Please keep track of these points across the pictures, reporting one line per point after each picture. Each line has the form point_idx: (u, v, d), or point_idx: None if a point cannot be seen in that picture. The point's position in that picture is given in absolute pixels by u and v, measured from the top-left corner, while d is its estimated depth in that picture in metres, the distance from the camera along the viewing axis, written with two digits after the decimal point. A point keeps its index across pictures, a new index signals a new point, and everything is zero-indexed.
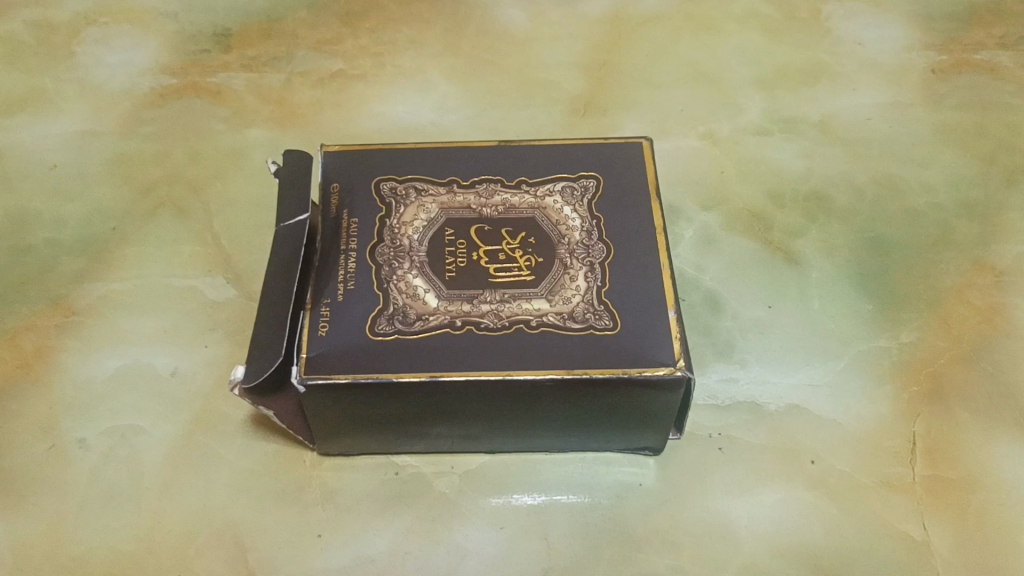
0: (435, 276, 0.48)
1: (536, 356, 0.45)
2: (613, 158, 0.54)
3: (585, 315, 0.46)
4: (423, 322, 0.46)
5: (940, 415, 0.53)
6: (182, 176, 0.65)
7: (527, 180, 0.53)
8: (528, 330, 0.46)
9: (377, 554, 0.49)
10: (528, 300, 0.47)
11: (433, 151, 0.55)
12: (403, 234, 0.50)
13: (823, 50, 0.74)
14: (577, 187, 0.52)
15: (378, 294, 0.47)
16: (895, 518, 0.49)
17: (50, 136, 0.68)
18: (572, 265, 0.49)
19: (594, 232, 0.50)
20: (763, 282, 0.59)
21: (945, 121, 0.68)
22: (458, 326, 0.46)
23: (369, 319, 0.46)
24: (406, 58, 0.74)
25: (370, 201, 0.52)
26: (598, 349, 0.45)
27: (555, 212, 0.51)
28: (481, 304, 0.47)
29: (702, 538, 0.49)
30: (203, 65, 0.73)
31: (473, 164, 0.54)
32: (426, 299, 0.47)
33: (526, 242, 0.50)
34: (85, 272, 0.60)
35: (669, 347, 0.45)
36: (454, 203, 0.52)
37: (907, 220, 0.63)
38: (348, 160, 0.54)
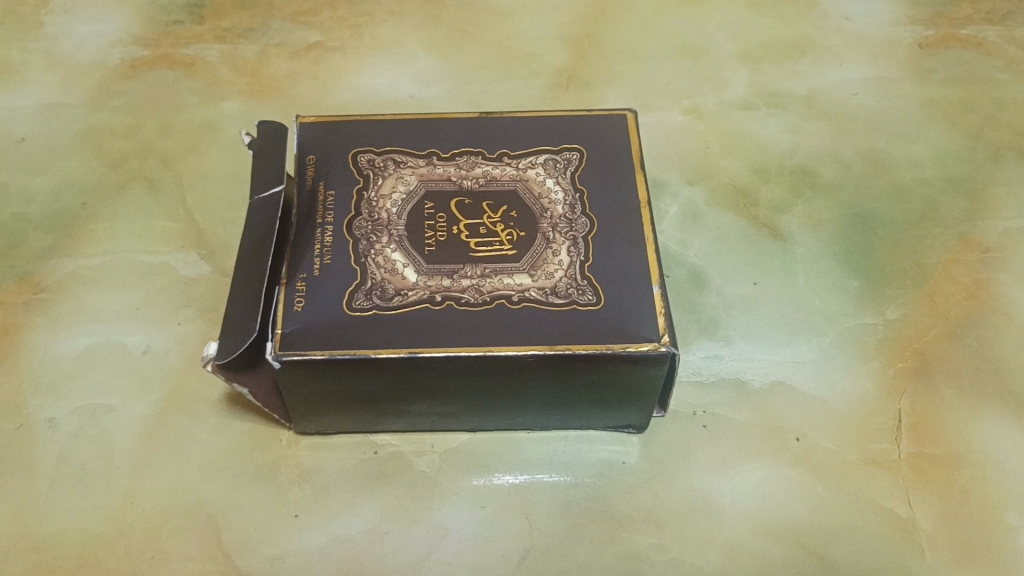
0: (414, 250, 0.47)
1: (518, 332, 0.44)
2: (596, 130, 0.53)
3: (568, 290, 0.45)
4: (402, 297, 0.45)
5: (925, 391, 0.53)
6: (154, 149, 0.64)
7: (508, 152, 0.52)
8: (509, 305, 0.45)
9: (356, 535, 0.47)
10: (509, 275, 0.46)
11: (412, 122, 0.53)
12: (381, 207, 0.49)
13: (809, 25, 0.73)
14: (560, 160, 0.51)
15: (356, 269, 0.46)
16: (881, 496, 0.49)
17: (17, 108, 0.66)
18: (554, 239, 0.48)
19: (576, 205, 0.49)
20: (749, 258, 0.58)
21: (931, 97, 0.68)
22: (438, 302, 0.45)
23: (346, 294, 0.45)
24: (385, 30, 0.72)
25: (347, 173, 0.50)
26: (581, 324, 0.44)
27: (537, 184, 0.50)
28: (461, 278, 0.46)
29: (686, 516, 0.48)
30: (176, 36, 0.71)
31: (453, 136, 0.52)
32: (405, 274, 0.46)
33: (507, 215, 0.49)
34: (53, 248, 0.58)
35: (654, 323, 0.44)
36: (433, 175, 0.50)
37: (892, 196, 0.62)
38: (324, 132, 0.52)
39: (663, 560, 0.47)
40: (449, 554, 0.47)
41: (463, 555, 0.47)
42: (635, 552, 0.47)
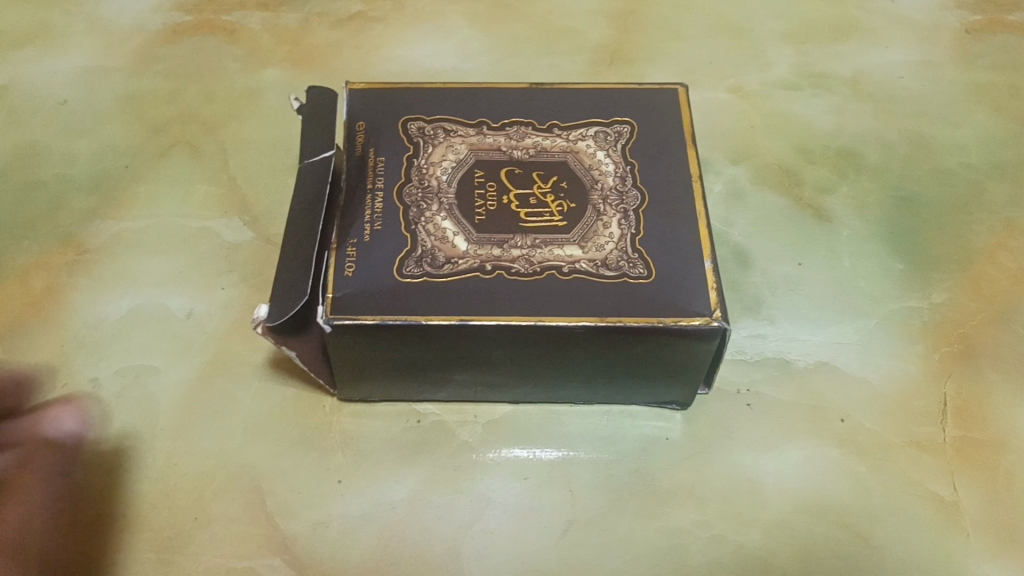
0: (465, 219, 0.47)
1: (569, 303, 0.43)
2: (647, 104, 0.52)
3: (619, 263, 0.45)
4: (453, 265, 0.45)
5: (970, 376, 0.52)
6: (197, 115, 0.63)
7: (559, 124, 0.51)
8: (560, 276, 0.44)
9: (398, 502, 0.48)
10: (559, 246, 0.46)
11: (460, 91, 0.53)
12: (431, 174, 0.49)
13: (854, 7, 0.72)
14: (611, 132, 0.51)
15: (406, 236, 0.46)
16: (925, 479, 0.49)
17: (60, 71, 0.66)
18: (605, 212, 0.47)
19: (627, 178, 0.49)
20: (793, 239, 0.58)
21: (978, 82, 0.67)
22: (488, 271, 0.45)
23: (397, 260, 0.45)
24: (427, 2, 0.72)
25: (397, 140, 0.50)
26: (632, 296, 0.44)
27: (588, 156, 0.50)
28: (512, 248, 0.46)
29: (729, 493, 0.48)
30: (218, 3, 0.70)
31: (502, 106, 0.52)
32: (456, 242, 0.46)
33: (557, 186, 0.48)
34: (96, 210, 0.58)
35: (705, 297, 0.43)
36: (483, 144, 0.50)
37: (938, 180, 0.61)
38: (373, 99, 0.52)
39: (706, 536, 0.47)
40: (491, 523, 0.47)
41: (506, 525, 0.47)
42: (678, 526, 0.47)
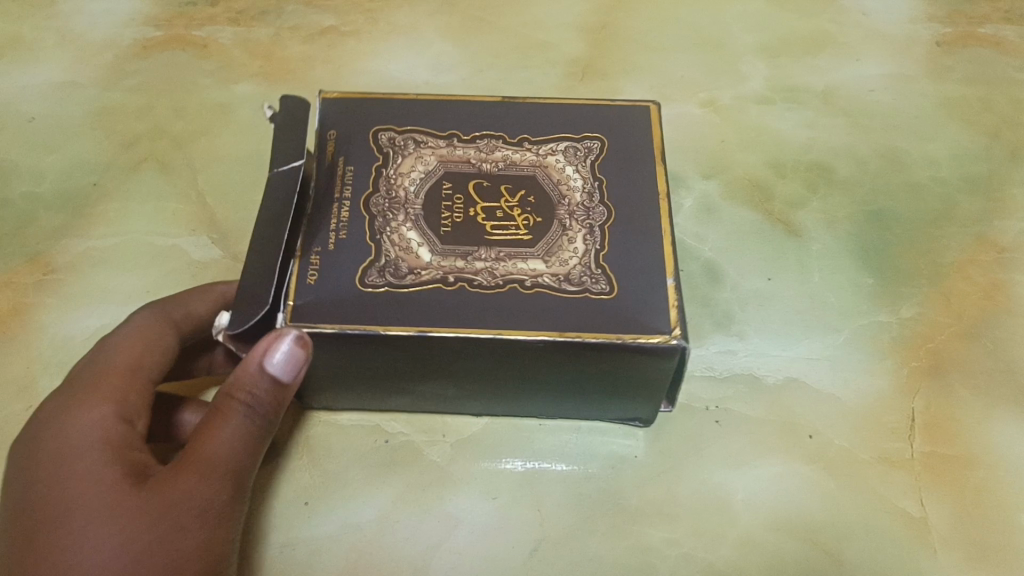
0: (430, 230, 0.47)
1: (529, 317, 0.43)
2: (620, 121, 0.52)
3: (582, 278, 0.45)
4: (415, 276, 0.45)
5: (939, 391, 0.52)
6: (167, 130, 0.63)
7: (530, 138, 0.51)
8: (523, 290, 0.44)
9: (366, 522, 0.47)
10: (524, 260, 0.45)
11: (434, 103, 0.53)
12: (399, 184, 0.48)
13: (826, 20, 0.72)
14: (581, 148, 0.51)
15: (370, 246, 0.46)
16: (894, 495, 0.49)
17: (29, 86, 0.66)
18: (571, 227, 0.47)
19: (595, 193, 0.48)
20: (764, 254, 0.58)
21: (949, 95, 0.67)
22: (451, 283, 0.44)
23: (359, 270, 0.45)
24: (400, 16, 0.72)
25: (367, 150, 0.50)
26: (593, 312, 0.43)
27: (556, 171, 0.49)
28: (476, 261, 0.45)
29: (699, 511, 0.48)
30: (190, 17, 0.70)
31: (474, 118, 0.52)
32: (420, 254, 0.45)
33: (525, 199, 0.48)
34: (64, 228, 0.58)
35: (666, 315, 0.43)
36: (453, 156, 0.50)
37: (909, 193, 0.62)
38: (346, 108, 0.52)
39: (675, 555, 0.47)
40: (459, 543, 0.47)
41: (475, 545, 0.47)
42: (647, 545, 0.47)
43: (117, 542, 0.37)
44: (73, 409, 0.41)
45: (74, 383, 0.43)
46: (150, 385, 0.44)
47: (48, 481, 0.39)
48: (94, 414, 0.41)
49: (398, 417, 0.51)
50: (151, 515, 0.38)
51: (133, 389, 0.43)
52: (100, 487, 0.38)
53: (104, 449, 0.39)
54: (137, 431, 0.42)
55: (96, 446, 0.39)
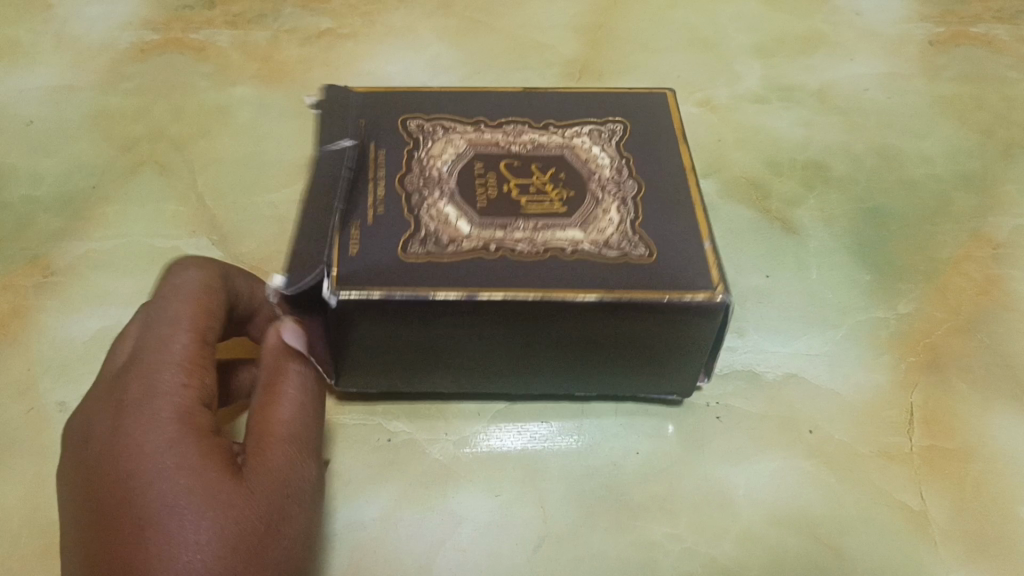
0: (467, 205, 0.46)
1: (572, 278, 0.41)
2: (636, 108, 0.53)
3: (621, 244, 0.44)
4: (456, 245, 0.43)
5: (937, 385, 0.53)
6: (166, 132, 0.63)
7: (555, 122, 0.52)
8: (564, 256, 0.43)
9: (370, 520, 0.47)
10: (561, 230, 0.44)
11: (456, 93, 0.53)
12: (432, 165, 0.48)
13: (819, 20, 0.74)
14: (605, 130, 0.51)
15: (409, 220, 0.44)
16: (894, 488, 0.49)
17: (26, 90, 0.66)
18: (605, 200, 0.46)
19: (624, 169, 0.48)
20: (762, 250, 0.59)
21: (942, 93, 0.68)
22: (492, 251, 0.43)
23: (400, 241, 0.43)
24: (397, 18, 0.72)
25: (396, 136, 0.50)
26: (637, 271, 0.42)
27: (584, 151, 0.49)
28: (514, 231, 0.44)
29: (700, 506, 0.48)
30: (187, 19, 0.71)
31: (498, 106, 0.52)
32: (459, 226, 0.44)
33: (556, 176, 0.48)
34: (64, 230, 0.58)
35: (709, 275, 0.42)
36: (482, 140, 0.50)
37: (905, 191, 0.62)
38: (372, 101, 0.52)
39: (677, 550, 0.47)
40: (463, 542, 0.47)
41: (478, 542, 0.47)
42: (649, 541, 0.47)
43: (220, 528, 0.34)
44: (145, 390, 0.37)
45: (132, 372, 0.38)
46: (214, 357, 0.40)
47: (141, 484, 0.34)
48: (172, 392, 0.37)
49: (401, 416, 0.51)
50: (269, 494, 0.36)
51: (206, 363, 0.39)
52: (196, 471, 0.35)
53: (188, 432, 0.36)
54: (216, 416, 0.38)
55: (176, 433, 0.36)
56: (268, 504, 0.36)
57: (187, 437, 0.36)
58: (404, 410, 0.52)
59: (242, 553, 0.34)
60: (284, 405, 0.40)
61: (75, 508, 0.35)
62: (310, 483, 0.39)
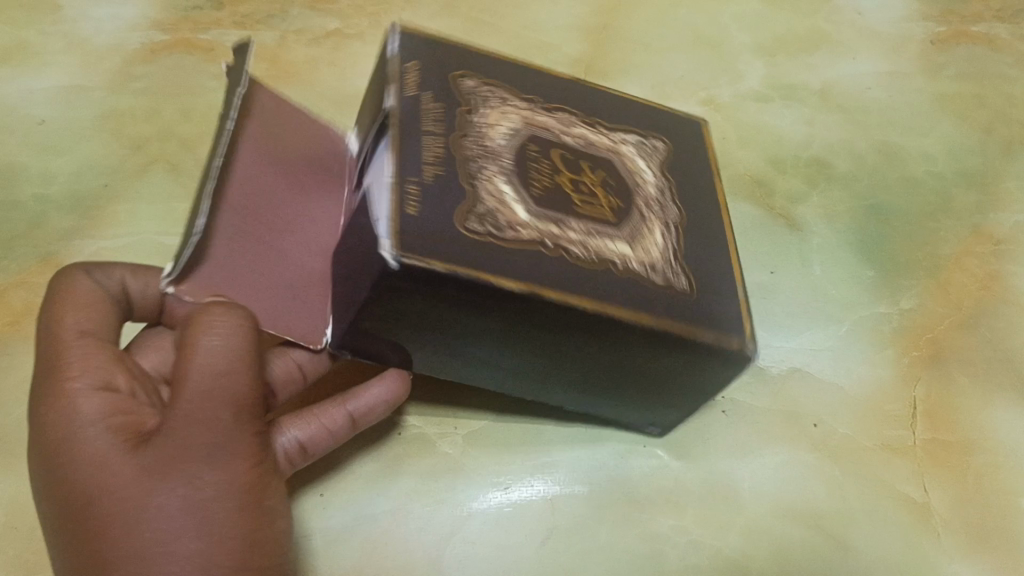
0: (522, 185, 0.40)
1: (621, 297, 0.38)
2: (681, 131, 0.50)
3: (665, 270, 0.41)
4: (515, 231, 0.38)
5: (939, 379, 0.53)
6: (175, 132, 0.64)
7: (602, 122, 0.47)
8: (618, 270, 0.39)
9: (381, 514, 0.48)
10: (613, 239, 0.40)
11: (512, 67, 0.48)
12: (488, 135, 0.42)
13: (822, 19, 0.74)
14: (649, 146, 0.47)
15: (465, 188, 0.38)
16: (896, 481, 0.50)
17: (36, 90, 0.66)
18: (650, 219, 0.43)
19: (666, 191, 0.45)
20: (765, 246, 0.59)
21: (944, 91, 0.69)
22: (550, 247, 0.38)
23: (459, 211, 0.37)
24: (403, 18, 0.73)
25: (450, 92, 0.43)
26: (678, 305, 0.40)
27: (633, 162, 0.45)
28: (569, 230, 0.39)
29: (706, 499, 0.49)
30: (195, 20, 0.71)
31: (548, 91, 0.47)
32: (516, 209, 0.39)
33: (607, 178, 0.43)
34: (75, 229, 0.59)
35: (742, 329, 0.41)
36: (536, 121, 0.45)
37: (906, 188, 0.63)
38: (421, 51, 0.45)
39: (683, 542, 0.47)
40: (472, 534, 0.48)
41: (487, 536, 0.48)
42: (656, 533, 0.48)
43: (173, 504, 0.36)
44: (52, 397, 0.38)
45: (39, 364, 0.40)
46: (107, 337, 0.41)
47: (67, 467, 0.37)
48: (72, 393, 0.38)
49: (411, 409, 0.51)
50: (174, 463, 0.37)
51: (96, 349, 0.40)
52: (120, 463, 0.37)
53: (98, 428, 0.37)
54: (122, 394, 0.39)
55: (89, 429, 0.37)
56: (165, 476, 0.36)
57: (94, 429, 0.37)
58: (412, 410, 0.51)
59: (198, 517, 0.36)
60: (193, 354, 0.38)
61: (48, 512, 0.38)
62: (224, 431, 0.38)
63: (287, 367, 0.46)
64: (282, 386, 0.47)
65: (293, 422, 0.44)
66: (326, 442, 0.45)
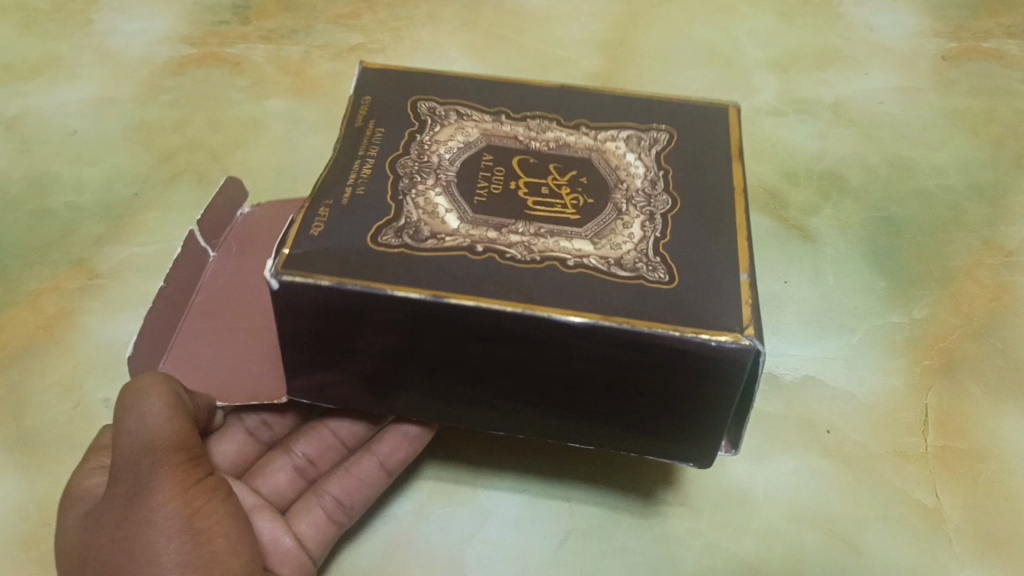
0: (461, 198, 0.41)
1: (564, 294, 0.36)
2: (692, 114, 0.46)
3: (635, 264, 0.38)
4: (438, 240, 0.39)
5: (951, 388, 0.54)
6: (203, 143, 0.66)
7: (588, 122, 0.45)
8: (562, 268, 0.37)
9: (404, 515, 0.50)
10: (567, 239, 0.39)
11: (493, 81, 0.48)
12: (434, 151, 0.43)
13: (834, 35, 0.75)
14: (646, 138, 0.44)
15: (391, 206, 0.40)
16: (909, 487, 0.50)
17: (68, 102, 0.68)
18: (627, 212, 0.40)
19: (658, 182, 0.42)
20: (778, 257, 0.61)
21: (955, 106, 0.70)
22: (478, 251, 0.38)
23: (374, 227, 0.39)
24: (424, 33, 0.74)
25: (402, 117, 0.45)
26: (643, 298, 0.36)
27: (615, 157, 0.43)
28: (510, 233, 0.39)
29: (721, 502, 0.50)
30: (222, 35, 0.73)
31: (527, 98, 0.47)
32: (446, 220, 0.40)
33: (575, 180, 0.42)
34: (106, 236, 0.60)
35: (736, 313, 0.35)
36: (499, 131, 0.45)
37: (918, 201, 0.64)
38: (388, 79, 0.47)
39: (699, 544, 0.48)
40: (491, 534, 0.49)
41: (506, 536, 0.49)
42: (672, 535, 0.49)
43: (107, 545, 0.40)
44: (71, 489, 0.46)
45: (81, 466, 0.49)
46: None
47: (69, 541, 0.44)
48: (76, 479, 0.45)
49: None
50: (110, 513, 0.41)
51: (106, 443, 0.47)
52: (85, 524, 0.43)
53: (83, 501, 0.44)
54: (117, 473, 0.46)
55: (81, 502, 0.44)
56: (127, 540, 0.40)
57: (81, 501, 0.44)
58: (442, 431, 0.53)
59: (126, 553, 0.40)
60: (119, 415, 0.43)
61: None
62: (154, 481, 0.41)
63: (327, 436, 0.51)
64: (325, 454, 0.51)
65: (334, 482, 0.49)
66: (364, 490, 0.48)
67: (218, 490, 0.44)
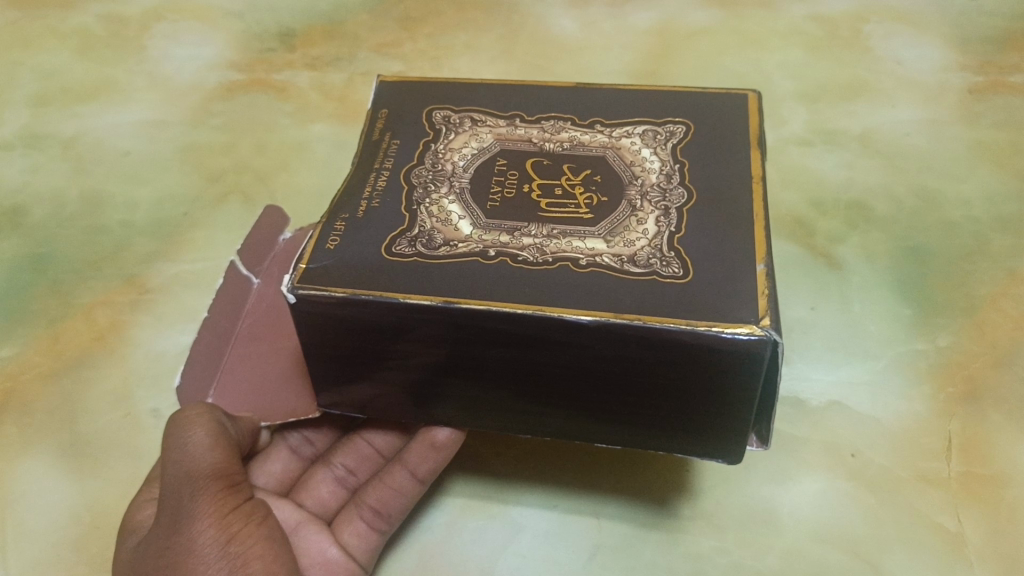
0: (475, 204, 0.43)
1: (576, 294, 0.37)
2: (710, 107, 0.47)
3: (649, 260, 0.39)
4: (450, 248, 0.40)
5: (974, 416, 0.55)
6: (249, 165, 0.69)
7: (602, 121, 0.47)
8: (575, 268, 0.38)
9: (437, 527, 0.52)
10: (581, 238, 0.40)
11: (509, 86, 0.50)
12: (448, 159, 0.45)
13: (863, 69, 0.77)
14: (662, 132, 0.46)
15: (405, 216, 0.42)
16: (931, 510, 0.51)
17: (123, 126, 0.72)
18: (642, 208, 0.42)
19: (674, 176, 0.43)
20: (803, 284, 0.62)
21: (981, 138, 0.71)
22: (491, 256, 0.39)
23: (388, 238, 0.41)
24: (462, 63, 0.77)
25: (418, 127, 0.47)
26: (659, 293, 0.37)
27: (630, 153, 0.45)
28: (523, 237, 0.40)
29: (747, 522, 0.51)
30: (269, 62, 0.76)
31: (541, 101, 0.49)
32: (460, 226, 0.41)
33: (589, 179, 0.43)
34: (157, 253, 0.63)
35: (752, 304, 0.36)
36: (513, 136, 0.46)
37: (944, 231, 0.65)
38: (404, 91, 0.50)
39: (725, 562, 0.50)
40: (521, 549, 0.51)
41: (538, 549, 0.51)
42: (699, 553, 0.50)
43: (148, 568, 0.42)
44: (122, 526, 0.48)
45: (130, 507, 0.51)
46: None
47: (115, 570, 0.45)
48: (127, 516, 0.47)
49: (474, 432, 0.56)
50: (152, 537, 0.43)
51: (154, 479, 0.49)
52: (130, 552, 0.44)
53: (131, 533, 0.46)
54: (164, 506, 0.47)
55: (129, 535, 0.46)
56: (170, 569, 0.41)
57: (129, 535, 0.46)
58: (490, 441, 0.55)
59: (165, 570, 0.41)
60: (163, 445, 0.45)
61: None
62: (195, 509, 0.42)
63: (362, 447, 0.53)
64: (362, 465, 0.54)
65: (371, 493, 0.50)
66: (399, 499, 0.50)
67: (255, 516, 0.45)
